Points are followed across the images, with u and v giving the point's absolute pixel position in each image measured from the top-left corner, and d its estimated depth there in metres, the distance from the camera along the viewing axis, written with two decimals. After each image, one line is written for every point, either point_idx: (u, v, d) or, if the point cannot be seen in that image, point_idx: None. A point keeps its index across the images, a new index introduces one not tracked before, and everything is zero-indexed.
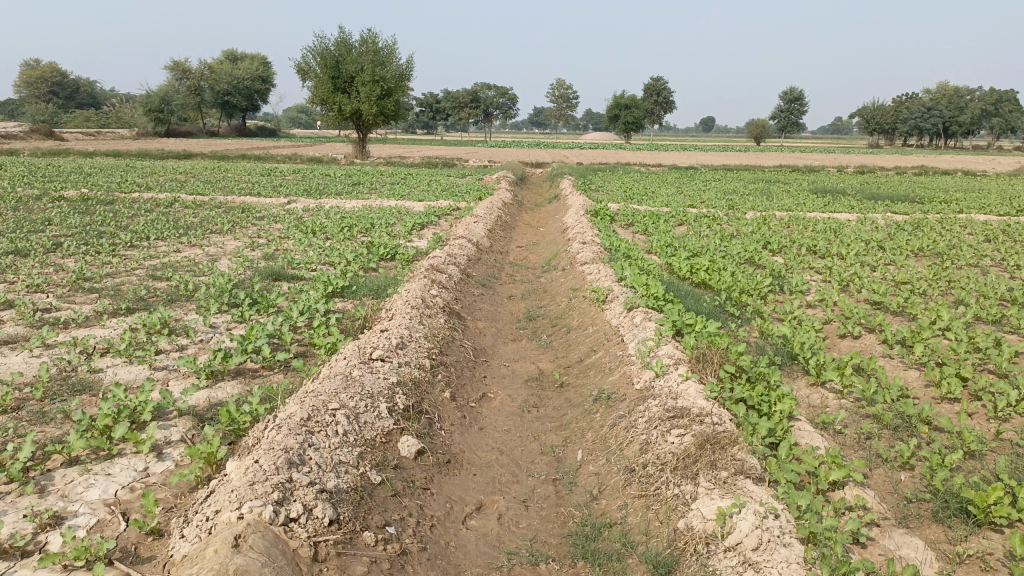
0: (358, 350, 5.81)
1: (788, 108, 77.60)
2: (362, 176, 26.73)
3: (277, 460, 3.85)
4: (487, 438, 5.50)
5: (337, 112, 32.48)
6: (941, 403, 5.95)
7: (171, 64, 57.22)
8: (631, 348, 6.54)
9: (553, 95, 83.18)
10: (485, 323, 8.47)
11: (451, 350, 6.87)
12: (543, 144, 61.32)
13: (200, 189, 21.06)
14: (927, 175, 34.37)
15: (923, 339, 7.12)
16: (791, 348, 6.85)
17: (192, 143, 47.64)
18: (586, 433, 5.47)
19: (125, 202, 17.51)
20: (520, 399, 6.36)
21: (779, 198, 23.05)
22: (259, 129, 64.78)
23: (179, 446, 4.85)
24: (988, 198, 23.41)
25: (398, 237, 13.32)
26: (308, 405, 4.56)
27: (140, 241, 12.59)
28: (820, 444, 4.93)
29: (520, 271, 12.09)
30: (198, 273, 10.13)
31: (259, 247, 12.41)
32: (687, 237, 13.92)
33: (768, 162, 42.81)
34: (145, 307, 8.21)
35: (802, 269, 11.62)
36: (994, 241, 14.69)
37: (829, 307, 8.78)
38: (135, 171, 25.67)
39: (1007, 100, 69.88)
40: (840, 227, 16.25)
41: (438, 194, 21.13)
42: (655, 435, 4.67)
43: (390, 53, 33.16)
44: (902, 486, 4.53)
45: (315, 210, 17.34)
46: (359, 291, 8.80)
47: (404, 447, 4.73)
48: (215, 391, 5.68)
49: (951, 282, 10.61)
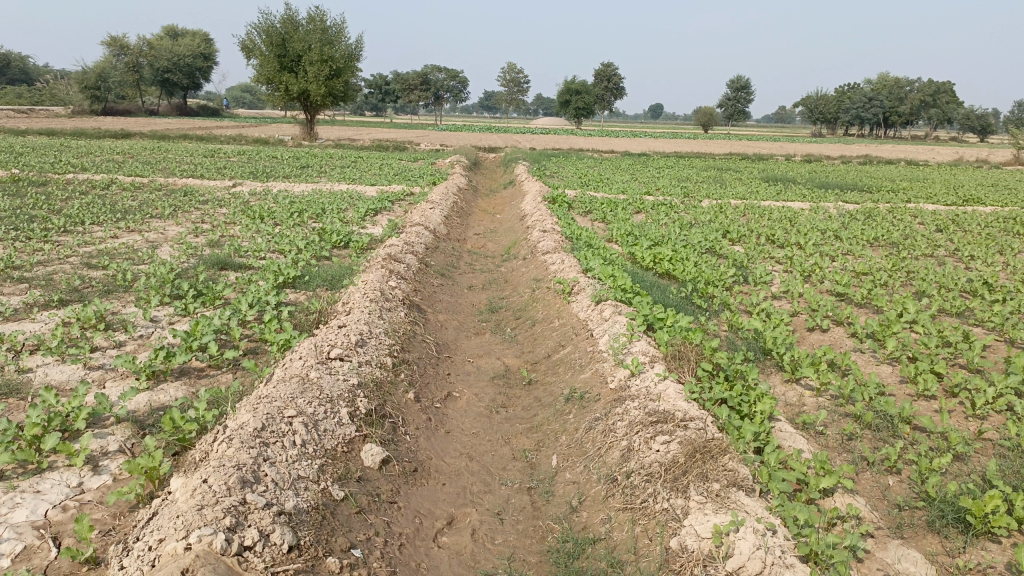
0: (316, 349, 5.40)
1: (734, 96, 78.27)
2: (310, 159, 25.87)
3: (229, 479, 3.45)
4: (454, 443, 5.17)
5: (283, 92, 31.46)
6: (918, 401, 5.83)
7: (107, 40, 54.79)
8: (603, 344, 6.26)
9: (504, 79, 82.63)
10: (446, 316, 8.10)
11: (413, 346, 6.50)
12: (495, 129, 60.80)
13: (139, 170, 20.13)
14: (872, 164, 35.14)
15: (893, 333, 7.01)
16: (764, 343, 6.66)
17: (131, 122, 46.02)
18: (559, 435, 5.18)
19: (57, 184, 16.55)
20: (488, 398, 6.04)
21: (733, 186, 23.09)
22: (201, 109, 62.71)
23: (117, 458, 4.40)
24: (933, 188, 23.90)
25: (351, 223, 12.83)
26: (262, 412, 4.15)
27: (75, 226, 11.86)
28: (803, 447, 4.73)
29: (479, 260, 11.75)
30: (138, 261, 9.53)
31: (203, 233, 11.80)
32: (646, 225, 13.76)
33: (718, 150, 43.12)
34: (80, 299, 7.63)
35: (762, 258, 11.53)
36: (945, 231, 14.86)
37: (795, 299, 8.65)
38: (68, 151, 24.50)
39: (945, 91, 72.07)
40: (795, 216, 16.27)
41: (390, 179, 20.54)
42: (638, 441, 4.41)
43: (339, 32, 32.31)
44: (891, 492, 4.36)
45: (262, 194, 16.67)
46: (312, 281, 8.34)
47: (368, 456, 4.38)
48: (157, 394, 5.21)
49: (910, 273, 10.62)
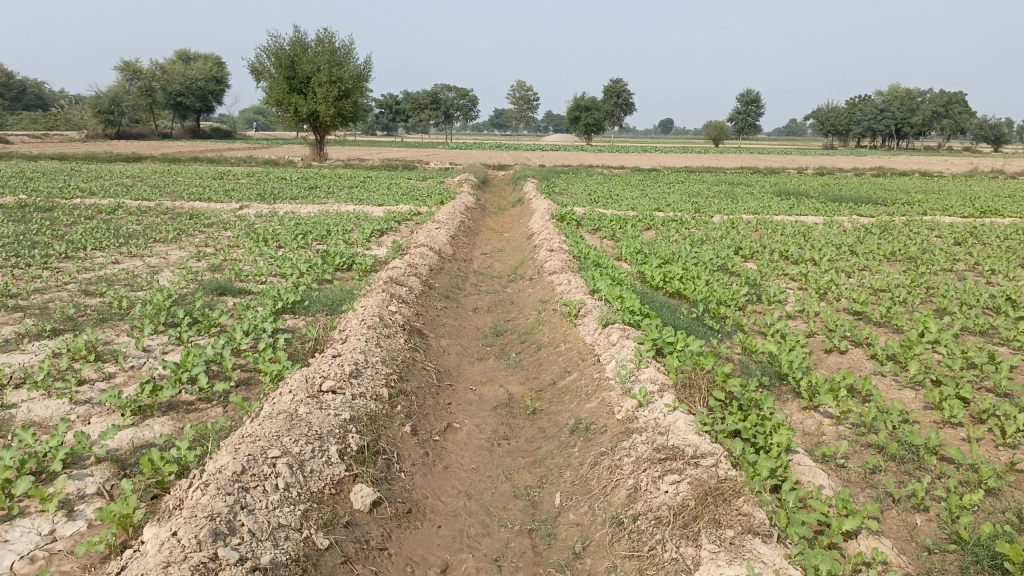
0: (307, 381, 5.14)
1: (744, 110, 78.04)
2: (319, 180, 25.77)
3: (200, 532, 3.20)
4: (452, 480, 4.90)
5: (293, 113, 31.49)
6: (944, 428, 5.50)
7: (120, 64, 55.27)
8: (609, 371, 5.98)
9: (514, 97, 82.69)
10: (448, 340, 7.84)
11: (412, 374, 6.24)
12: (505, 146, 60.72)
13: (147, 194, 20.06)
14: (885, 176, 34.75)
15: (915, 354, 6.69)
16: (779, 367, 6.36)
17: (143, 146, 46.22)
18: (563, 471, 4.90)
19: (64, 209, 16.48)
20: (489, 430, 5.76)
21: (745, 200, 22.79)
22: (214, 132, 63.05)
23: (94, 501, 4.15)
24: (949, 199, 23.49)
25: (356, 245, 12.63)
26: (243, 453, 3.91)
27: (76, 252, 11.70)
28: (824, 482, 4.44)
29: (485, 281, 11.52)
30: (136, 288, 9.34)
31: (206, 257, 11.61)
32: (656, 242, 13.49)
33: (729, 164, 42.87)
34: (73, 328, 7.43)
35: (776, 275, 11.22)
36: (963, 244, 14.50)
37: (811, 318, 8.33)
38: (78, 176, 24.49)
39: (957, 102, 71.62)
40: (809, 230, 15.94)
41: (397, 198, 20.36)
42: (645, 481, 4.14)
43: (348, 53, 32.36)
44: (919, 533, 4.04)
45: (268, 216, 16.52)
46: (312, 306, 8.12)
47: (358, 498, 4.12)
48: (142, 431, 4.98)
49: (929, 289, 10.28)
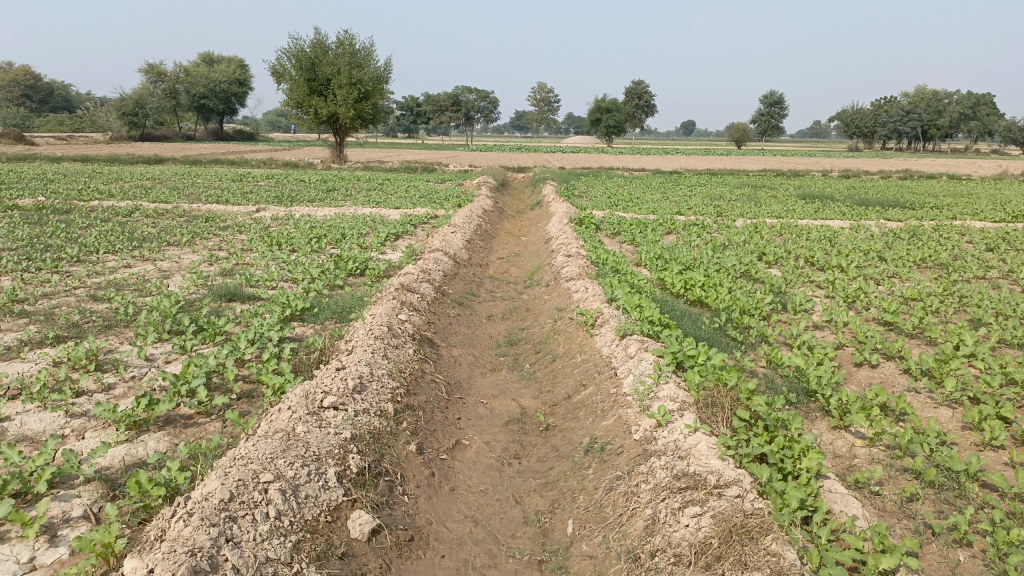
0: (307, 397, 4.89)
1: (768, 111, 77.24)
2: (337, 182, 25.64)
3: (179, 570, 2.97)
4: (459, 503, 4.63)
5: (313, 115, 31.44)
6: (984, 451, 5.14)
7: (145, 67, 55.76)
8: (626, 386, 5.68)
9: (535, 99, 82.30)
10: (460, 350, 7.58)
11: (421, 388, 5.98)
12: (524, 148, 60.35)
13: (165, 196, 20.00)
14: (912, 179, 34.08)
15: (951, 370, 6.32)
16: (807, 383, 6.03)
17: (167, 147, 46.46)
18: (576, 495, 4.61)
19: (81, 211, 16.44)
20: (500, 448, 5.49)
21: (768, 204, 22.35)
22: (236, 134, 63.38)
23: (79, 526, 3.92)
24: (979, 203, 22.91)
25: (370, 249, 12.42)
26: (233, 478, 3.67)
27: (89, 255, 11.56)
28: (857, 512, 4.12)
29: (501, 287, 11.26)
30: (145, 293, 9.15)
31: (218, 261, 11.44)
32: (677, 247, 13.18)
33: (751, 167, 42.31)
34: (77, 335, 7.24)
35: (802, 283, 10.84)
36: (995, 250, 14.01)
37: (839, 328, 7.97)
38: (98, 178, 24.52)
39: (986, 103, 70.36)
40: (835, 235, 15.52)
41: (415, 201, 20.13)
42: (664, 512, 3.84)
43: (368, 55, 32.23)
44: (963, 571, 3.72)
45: (284, 219, 16.37)
46: (321, 314, 7.88)
47: (355, 526, 3.87)
48: (135, 448, 4.76)
49: (962, 298, 9.86)
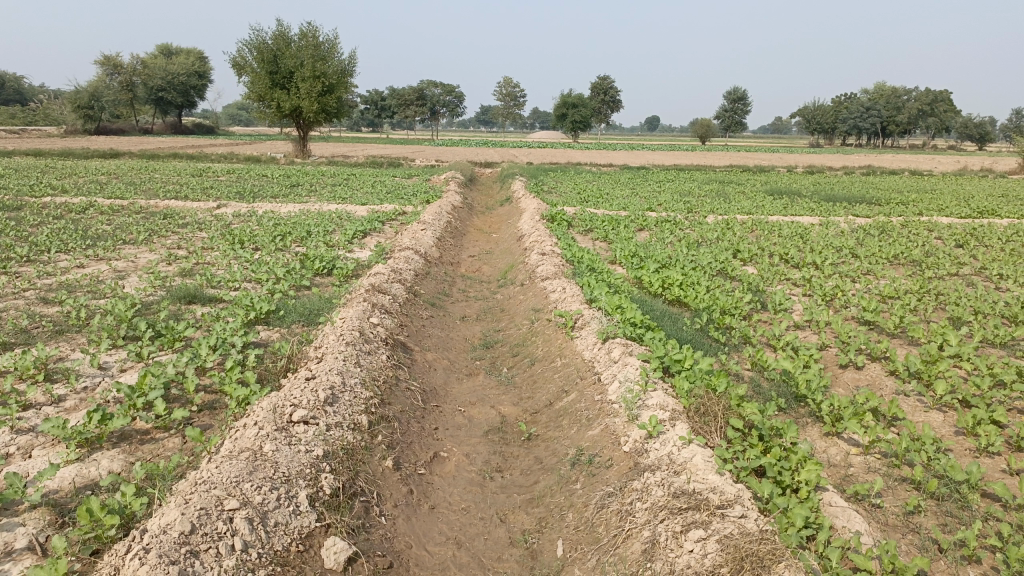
0: (275, 410, 4.54)
1: (730, 107, 77.88)
2: (301, 177, 25.09)
3: None
4: (439, 523, 4.35)
5: (275, 109, 30.74)
6: (980, 458, 4.99)
7: (100, 59, 54.33)
8: (611, 392, 5.42)
9: (500, 93, 81.86)
10: (435, 355, 7.26)
11: (395, 397, 5.66)
12: (490, 144, 59.94)
13: (121, 192, 19.31)
14: (876, 175, 34.47)
15: (940, 372, 6.17)
16: (796, 388, 5.84)
17: (124, 141, 45.28)
18: (564, 513, 4.36)
19: (32, 208, 15.75)
20: (481, 460, 5.21)
21: (738, 200, 22.32)
22: (196, 127, 62.06)
23: (22, 559, 3.54)
24: (943, 199, 23.13)
25: (338, 248, 12.02)
26: (194, 507, 3.34)
27: (40, 255, 10.99)
28: (861, 528, 3.91)
29: (474, 286, 10.96)
30: (99, 295, 8.67)
31: (177, 261, 10.95)
32: (651, 244, 12.99)
33: (717, 162, 42.50)
34: (25, 341, 6.78)
35: (778, 280, 10.71)
36: (965, 247, 14.05)
37: (821, 328, 7.82)
38: (52, 172, 23.63)
39: (944, 100, 71.61)
40: (806, 232, 15.47)
41: (382, 197, 19.72)
42: (664, 535, 3.60)
43: (331, 48, 31.61)
44: None
45: (246, 215, 15.85)
46: (287, 316, 7.50)
47: (330, 555, 3.57)
48: (87, 468, 4.38)
49: (939, 295, 9.79)
